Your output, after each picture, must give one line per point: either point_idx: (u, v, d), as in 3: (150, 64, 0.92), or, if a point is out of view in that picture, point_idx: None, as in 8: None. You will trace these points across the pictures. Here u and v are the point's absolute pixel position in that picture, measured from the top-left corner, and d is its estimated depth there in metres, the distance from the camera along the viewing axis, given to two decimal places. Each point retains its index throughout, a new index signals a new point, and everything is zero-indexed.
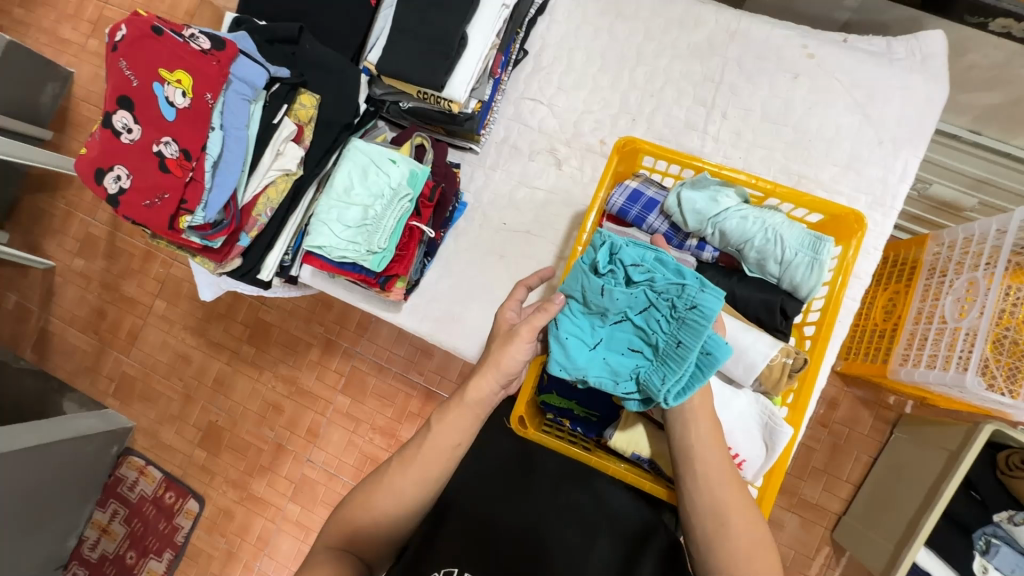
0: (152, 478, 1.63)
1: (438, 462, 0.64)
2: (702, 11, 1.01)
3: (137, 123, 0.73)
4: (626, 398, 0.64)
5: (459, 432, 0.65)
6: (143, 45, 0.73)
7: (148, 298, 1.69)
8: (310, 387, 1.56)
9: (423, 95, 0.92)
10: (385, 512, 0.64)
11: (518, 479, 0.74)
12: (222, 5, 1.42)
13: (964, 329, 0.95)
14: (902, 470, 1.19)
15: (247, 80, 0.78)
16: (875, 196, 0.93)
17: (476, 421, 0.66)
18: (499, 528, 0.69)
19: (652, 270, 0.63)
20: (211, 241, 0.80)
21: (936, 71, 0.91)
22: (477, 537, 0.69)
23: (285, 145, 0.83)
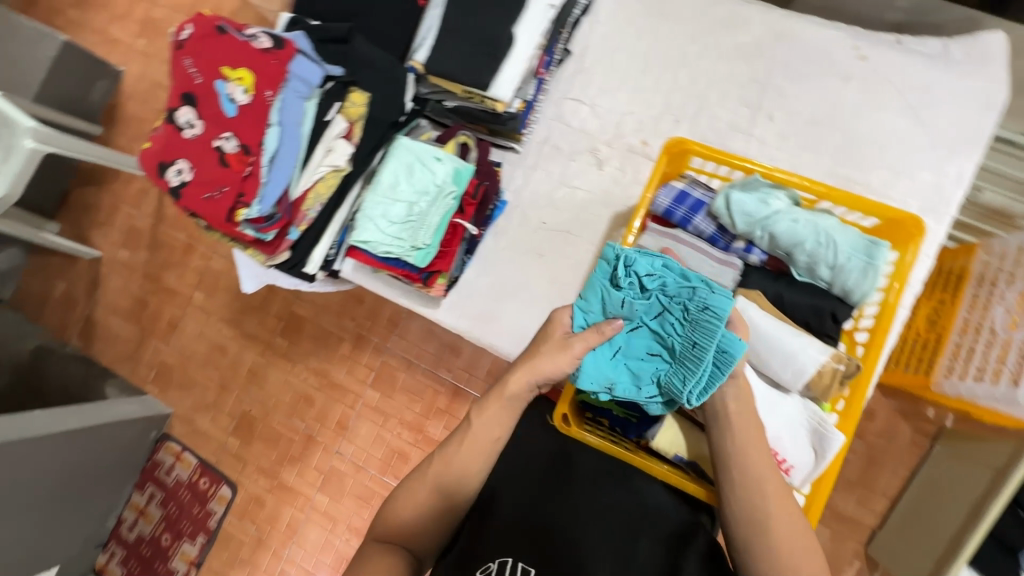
0: (187, 464, 1.68)
1: (482, 452, 0.68)
2: (749, 11, 1.00)
3: (200, 119, 0.77)
4: (649, 401, 0.68)
5: (500, 425, 0.68)
6: (208, 44, 0.77)
7: (187, 289, 1.74)
8: (341, 380, 1.59)
9: (468, 94, 0.93)
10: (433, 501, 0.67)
11: (557, 479, 0.75)
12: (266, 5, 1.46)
13: (1015, 341, 0.91)
14: (945, 486, 1.15)
15: (304, 78, 0.81)
16: (928, 201, 0.91)
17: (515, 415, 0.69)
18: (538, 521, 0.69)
19: (663, 277, 0.66)
20: (263, 235, 0.82)
21: (996, 74, 0.89)
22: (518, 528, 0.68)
23: (336, 141, 0.86)
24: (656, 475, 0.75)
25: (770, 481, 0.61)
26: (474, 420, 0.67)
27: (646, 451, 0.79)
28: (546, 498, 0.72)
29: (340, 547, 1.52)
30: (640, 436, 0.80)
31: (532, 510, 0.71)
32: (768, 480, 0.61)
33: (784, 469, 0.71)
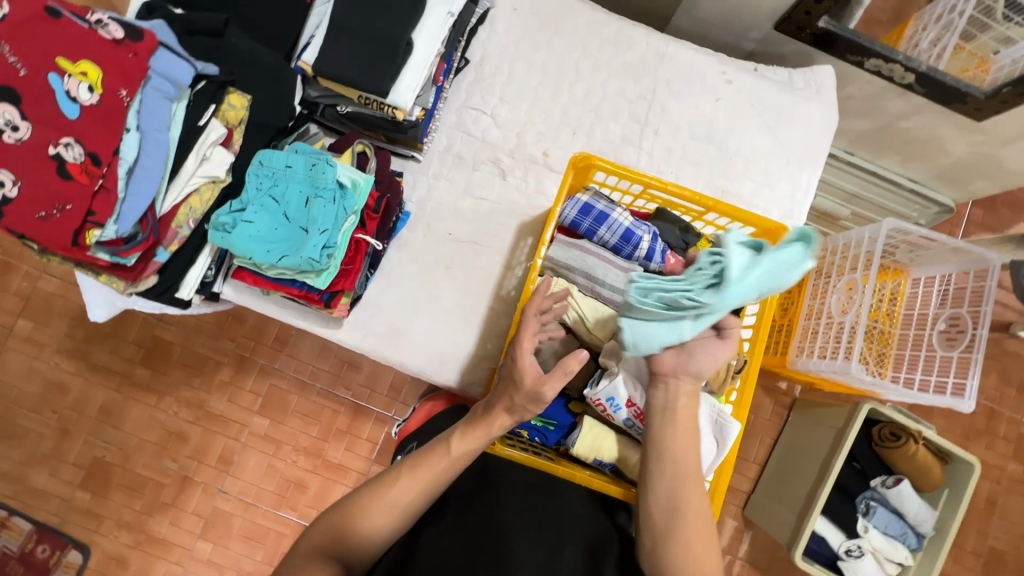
0: (18, 531, 1.38)
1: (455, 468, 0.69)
2: (634, 32, 1.07)
3: (26, 120, 0.62)
4: (354, 213, 0.81)
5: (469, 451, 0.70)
6: (29, 27, 0.62)
7: (7, 318, 1.42)
8: (221, 410, 1.41)
9: (365, 100, 0.88)
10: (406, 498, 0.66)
11: (473, 497, 0.75)
12: None
13: (847, 323, 1.09)
14: (798, 450, 1.34)
15: (170, 77, 0.70)
16: (785, 209, 1.05)
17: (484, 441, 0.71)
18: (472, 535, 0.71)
19: (235, 206, 0.77)
20: (124, 258, 0.70)
21: (829, 100, 1.07)
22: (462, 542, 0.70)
23: (211, 149, 0.76)
24: (579, 482, 0.78)
25: (694, 530, 0.68)
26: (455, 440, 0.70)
27: (566, 457, 0.83)
28: (474, 515, 0.73)
29: None
30: (559, 443, 0.83)
31: (466, 528, 0.72)
32: (691, 536, 0.67)
33: None
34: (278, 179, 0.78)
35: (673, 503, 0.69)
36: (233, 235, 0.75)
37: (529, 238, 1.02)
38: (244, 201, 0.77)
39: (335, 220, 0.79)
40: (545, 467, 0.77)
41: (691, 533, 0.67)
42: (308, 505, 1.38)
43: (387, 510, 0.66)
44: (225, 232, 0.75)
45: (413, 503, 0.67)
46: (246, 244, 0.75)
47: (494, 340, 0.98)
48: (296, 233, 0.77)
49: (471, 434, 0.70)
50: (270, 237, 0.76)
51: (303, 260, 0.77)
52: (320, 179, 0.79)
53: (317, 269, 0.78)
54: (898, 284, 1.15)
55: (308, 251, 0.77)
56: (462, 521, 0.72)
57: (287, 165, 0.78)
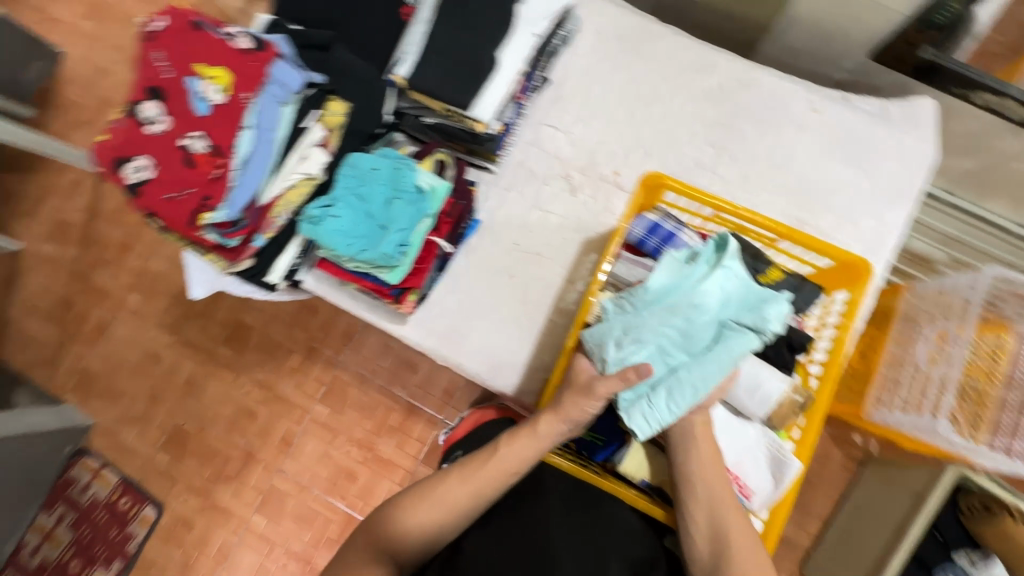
0: (107, 481, 1.54)
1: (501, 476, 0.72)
2: (717, 58, 1.06)
3: (166, 115, 0.72)
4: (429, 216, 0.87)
5: (521, 459, 0.73)
6: (180, 39, 0.73)
7: (121, 291, 1.62)
8: (287, 394, 1.52)
9: (448, 112, 0.94)
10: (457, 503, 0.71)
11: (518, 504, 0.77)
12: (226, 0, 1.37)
13: (936, 376, 1.01)
14: (868, 510, 1.23)
15: (283, 82, 0.79)
16: (869, 245, 1.00)
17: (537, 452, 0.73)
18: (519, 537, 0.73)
19: (325, 202, 0.84)
20: (227, 241, 0.78)
21: (927, 134, 1.01)
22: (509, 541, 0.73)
23: (311, 149, 0.82)
24: (625, 500, 0.78)
25: (747, 561, 0.66)
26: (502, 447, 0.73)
27: (612, 475, 0.80)
28: (521, 518, 0.75)
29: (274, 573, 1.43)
30: (607, 460, 0.80)
31: (513, 529, 0.74)
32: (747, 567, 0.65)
33: (745, 493, 0.75)
34: (363, 179, 0.85)
35: (716, 537, 0.67)
36: (320, 227, 0.82)
37: (593, 254, 1.03)
38: (332, 198, 0.84)
39: (411, 220, 0.84)
40: (592, 480, 0.77)
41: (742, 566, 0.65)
42: (356, 496, 1.44)
43: (435, 507, 0.70)
44: (314, 225, 0.82)
45: (462, 505, 0.71)
46: (331, 236, 0.82)
47: (550, 352, 0.99)
48: (376, 229, 0.84)
49: (520, 442, 0.74)
50: (352, 232, 0.83)
51: (380, 255, 0.83)
52: (402, 182, 0.85)
53: (392, 265, 0.84)
54: (1001, 342, 0.94)
55: (384, 247, 0.83)
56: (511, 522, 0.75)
57: (373, 167, 0.85)
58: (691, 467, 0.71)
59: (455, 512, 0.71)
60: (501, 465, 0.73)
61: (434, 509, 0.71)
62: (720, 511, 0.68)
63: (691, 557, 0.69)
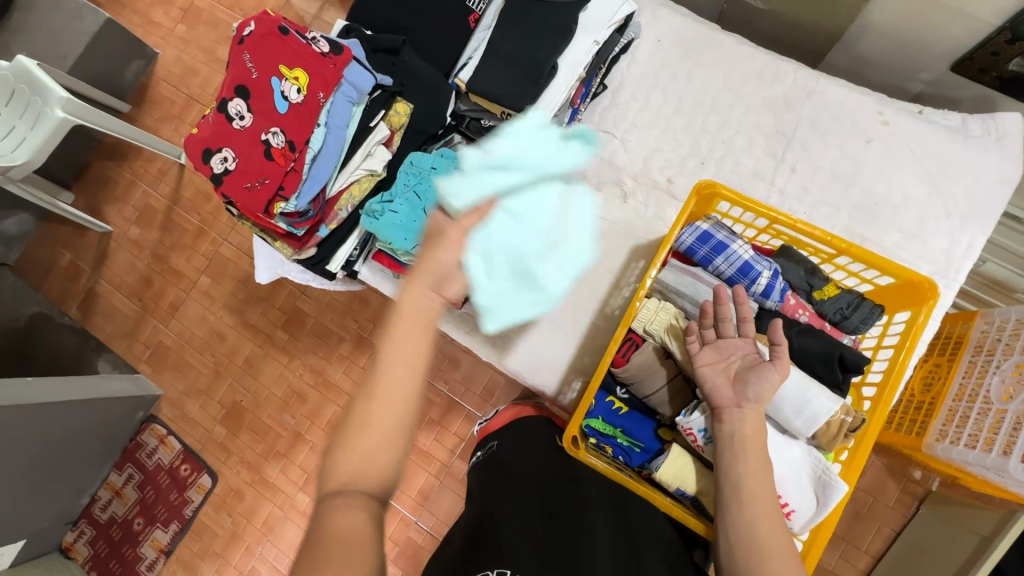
0: (170, 448, 1.67)
1: (412, 364, 0.63)
2: (782, 67, 1.04)
3: (250, 112, 0.79)
4: None
5: (415, 339, 0.64)
6: (267, 42, 0.80)
7: (194, 273, 1.75)
8: (336, 380, 1.59)
9: (506, 115, 0.96)
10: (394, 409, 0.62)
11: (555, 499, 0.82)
12: (300, 6, 1.45)
13: (1009, 412, 0.93)
14: (924, 550, 1.16)
15: (356, 84, 0.85)
16: (938, 266, 0.95)
17: (424, 328, 0.65)
18: (554, 529, 0.77)
19: (385, 199, 0.88)
20: (295, 229, 0.85)
21: (1012, 152, 0.94)
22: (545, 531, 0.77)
23: (376, 147, 0.89)
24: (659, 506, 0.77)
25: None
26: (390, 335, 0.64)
27: (648, 482, 0.82)
28: (557, 513, 0.80)
29: None
30: (643, 466, 0.83)
31: (548, 523, 0.79)
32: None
33: (785, 513, 0.73)
34: (422, 177, 0.89)
35: (754, 549, 0.65)
36: (379, 221, 0.87)
37: (641, 260, 1.03)
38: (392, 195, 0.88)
39: None
40: (627, 483, 0.77)
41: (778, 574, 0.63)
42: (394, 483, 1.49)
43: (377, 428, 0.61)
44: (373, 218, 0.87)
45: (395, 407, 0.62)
46: (388, 229, 0.86)
47: (592, 354, 1.00)
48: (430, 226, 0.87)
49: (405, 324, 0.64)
50: (408, 227, 0.86)
51: None
52: None
53: None
54: None
55: None
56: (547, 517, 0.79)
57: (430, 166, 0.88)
58: (741, 468, 0.69)
59: (400, 433, 0.62)
60: (405, 354, 0.63)
61: (381, 441, 0.60)
62: (763, 521, 0.66)
63: (725, 567, 0.67)
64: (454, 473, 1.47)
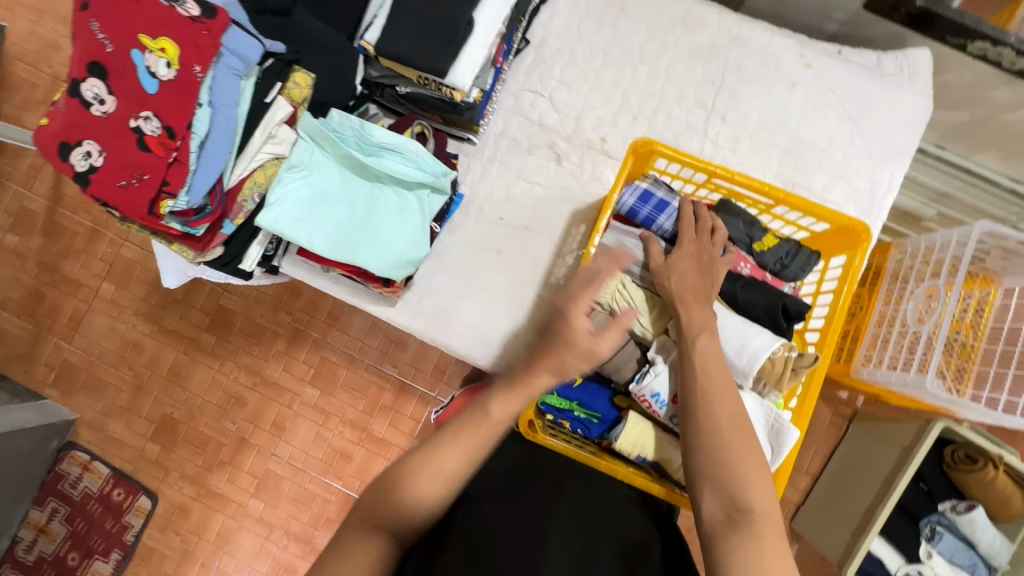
0: (97, 474, 1.51)
1: (487, 432, 0.66)
2: (706, 13, 1.01)
3: (111, 94, 0.66)
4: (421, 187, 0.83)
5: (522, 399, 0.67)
6: (118, 6, 0.66)
7: (93, 280, 1.55)
8: (276, 378, 1.48)
9: (423, 80, 0.87)
10: (451, 471, 0.63)
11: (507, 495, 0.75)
12: None
13: (925, 333, 0.98)
14: (855, 464, 1.25)
15: (240, 54, 0.72)
16: (863, 205, 0.97)
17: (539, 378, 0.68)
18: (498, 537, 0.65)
19: (306, 176, 0.81)
20: (193, 228, 0.74)
21: (922, 87, 0.96)
22: (479, 546, 0.64)
23: (278, 128, 0.79)
24: (621, 478, 0.77)
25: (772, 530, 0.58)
26: (493, 400, 0.67)
27: (609, 452, 0.82)
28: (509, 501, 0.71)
29: (276, 554, 1.43)
30: (602, 437, 0.82)
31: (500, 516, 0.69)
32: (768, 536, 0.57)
33: None
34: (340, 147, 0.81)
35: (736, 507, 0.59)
36: (306, 211, 0.80)
37: (582, 225, 1.00)
38: (310, 173, 0.81)
39: (404, 202, 0.83)
40: (585, 459, 0.77)
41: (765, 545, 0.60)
42: (353, 476, 1.43)
43: (433, 481, 0.63)
44: (298, 205, 0.80)
45: (454, 467, 0.64)
46: (321, 211, 0.81)
47: (542, 327, 0.97)
48: (367, 206, 0.82)
49: (511, 396, 0.67)
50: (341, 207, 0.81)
51: (385, 236, 0.82)
52: (377, 146, 0.81)
53: (398, 249, 0.82)
54: (987, 295, 0.99)
55: (382, 223, 0.82)
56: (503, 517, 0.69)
57: (346, 132, 0.81)
58: (721, 443, 0.63)
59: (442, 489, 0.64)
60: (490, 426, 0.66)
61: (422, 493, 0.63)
62: (748, 470, 0.61)
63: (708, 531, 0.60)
64: None
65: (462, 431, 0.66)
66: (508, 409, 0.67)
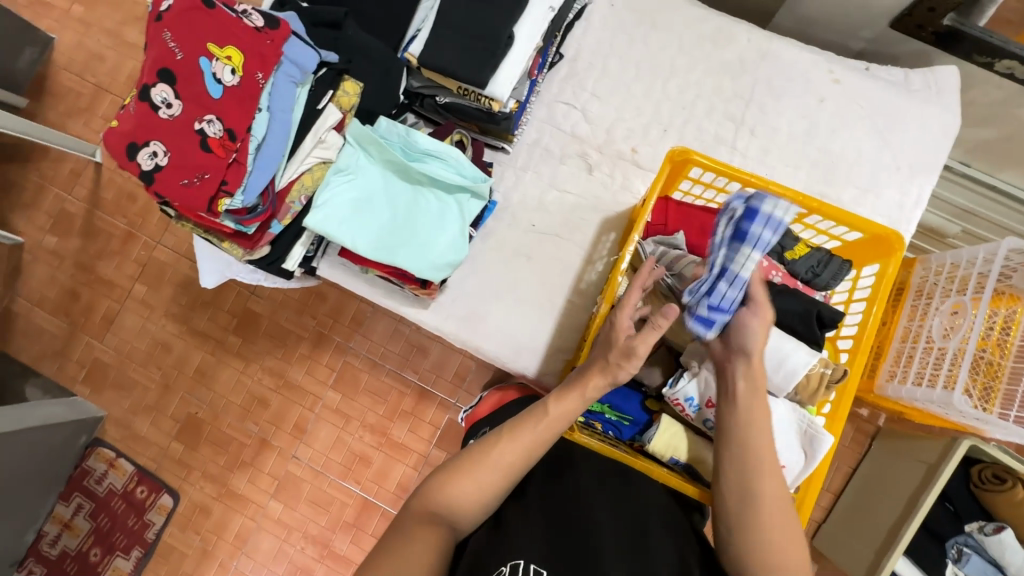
0: (122, 471, 1.54)
1: (541, 434, 0.71)
2: (733, 29, 1.04)
3: (178, 98, 0.71)
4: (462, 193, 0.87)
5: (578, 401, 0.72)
6: (189, 16, 0.71)
7: (127, 281, 1.60)
8: (299, 381, 1.51)
9: (463, 91, 0.92)
10: (505, 463, 0.69)
11: (566, 492, 0.74)
12: None
13: (951, 348, 0.98)
14: (879, 482, 1.24)
15: (298, 63, 0.77)
16: (892, 217, 0.99)
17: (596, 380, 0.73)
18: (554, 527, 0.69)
19: (353, 180, 0.84)
20: (245, 227, 0.78)
21: (951, 102, 0.98)
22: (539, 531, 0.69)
23: (327, 133, 0.83)
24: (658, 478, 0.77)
25: (777, 531, 0.64)
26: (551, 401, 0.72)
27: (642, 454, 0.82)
28: (557, 496, 0.74)
29: (293, 556, 1.45)
30: (634, 439, 0.83)
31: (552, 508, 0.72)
32: (776, 535, 0.64)
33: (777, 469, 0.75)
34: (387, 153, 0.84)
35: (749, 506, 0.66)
36: (353, 213, 0.83)
37: (611, 233, 1.02)
38: (357, 176, 0.84)
39: (444, 206, 0.86)
40: (624, 458, 0.77)
41: (781, 548, 0.64)
42: (371, 480, 1.45)
43: (487, 474, 0.68)
44: (345, 207, 0.83)
45: (510, 461, 0.69)
46: (367, 213, 0.84)
47: (571, 332, 0.99)
48: (409, 209, 0.85)
49: (565, 399, 0.72)
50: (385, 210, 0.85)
51: (427, 238, 0.85)
52: (422, 153, 0.85)
53: (439, 251, 0.85)
54: (1015, 313, 0.97)
55: (424, 226, 0.85)
56: (555, 511, 0.72)
57: (393, 138, 0.84)
58: (746, 449, 0.67)
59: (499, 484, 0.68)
60: (546, 425, 0.71)
61: (479, 484, 0.68)
62: (769, 476, 0.66)
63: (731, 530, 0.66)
64: (433, 463, 1.44)
65: (517, 430, 0.71)
66: (565, 410, 0.71)
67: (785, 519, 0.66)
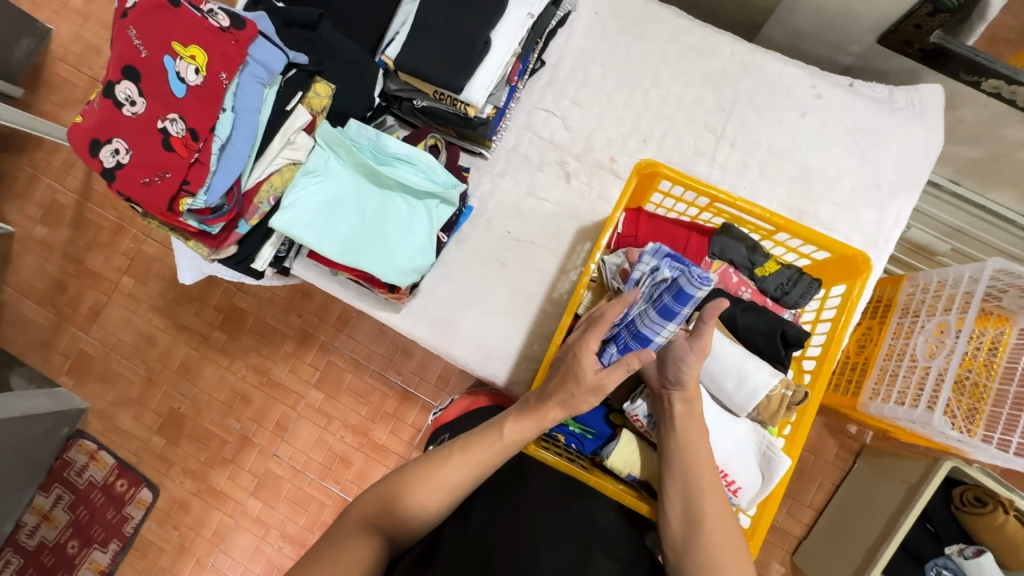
0: (103, 464, 1.54)
1: (494, 454, 0.71)
2: (720, 41, 1.03)
3: (142, 97, 0.70)
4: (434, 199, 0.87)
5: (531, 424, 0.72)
6: (153, 14, 0.70)
7: (114, 274, 1.59)
8: (282, 379, 1.50)
9: (439, 95, 0.91)
10: (454, 482, 0.69)
11: (512, 505, 0.74)
12: None
13: (934, 369, 0.96)
14: (860, 500, 1.22)
15: (264, 63, 0.77)
16: (869, 237, 0.97)
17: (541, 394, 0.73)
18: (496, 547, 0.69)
19: (321, 182, 0.84)
20: (209, 227, 0.78)
21: (933, 123, 0.97)
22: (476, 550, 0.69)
23: (297, 134, 0.82)
24: (612, 494, 0.79)
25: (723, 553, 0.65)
26: (507, 422, 0.72)
27: (600, 468, 0.83)
28: (505, 509, 0.73)
29: (270, 555, 1.44)
30: (595, 453, 0.83)
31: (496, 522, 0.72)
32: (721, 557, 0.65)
33: (733, 489, 0.75)
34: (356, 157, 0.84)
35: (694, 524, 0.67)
36: (320, 214, 0.83)
37: (586, 243, 1.01)
38: (326, 178, 0.84)
39: (413, 211, 0.86)
40: (578, 475, 0.78)
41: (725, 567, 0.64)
42: (351, 481, 1.44)
43: (433, 491, 0.68)
44: (312, 208, 0.82)
45: (459, 479, 0.69)
46: (334, 216, 0.83)
47: (543, 341, 0.98)
48: (377, 213, 0.85)
49: (521, 422, 0.72)
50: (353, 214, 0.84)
51: (394, 243, 0.84)
52: (392, 157, 0.85)
53: (406, 256, 0.84)
54: (1001, 333, 0.96)
55: (392, 230, 0.85)
56: (498, 527, 0.71)
57: (363, 142, 0.84)
58: (692, 468, 0.69)
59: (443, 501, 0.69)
60: (499, 447, 0.71)
61: (424, 500, 0.68)
62: (709, 494, 0.67)
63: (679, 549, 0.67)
64: None
65: (470, 448, 0.71)
66: (519, 434, 0.71)
67: (734, 541, 0.67)
